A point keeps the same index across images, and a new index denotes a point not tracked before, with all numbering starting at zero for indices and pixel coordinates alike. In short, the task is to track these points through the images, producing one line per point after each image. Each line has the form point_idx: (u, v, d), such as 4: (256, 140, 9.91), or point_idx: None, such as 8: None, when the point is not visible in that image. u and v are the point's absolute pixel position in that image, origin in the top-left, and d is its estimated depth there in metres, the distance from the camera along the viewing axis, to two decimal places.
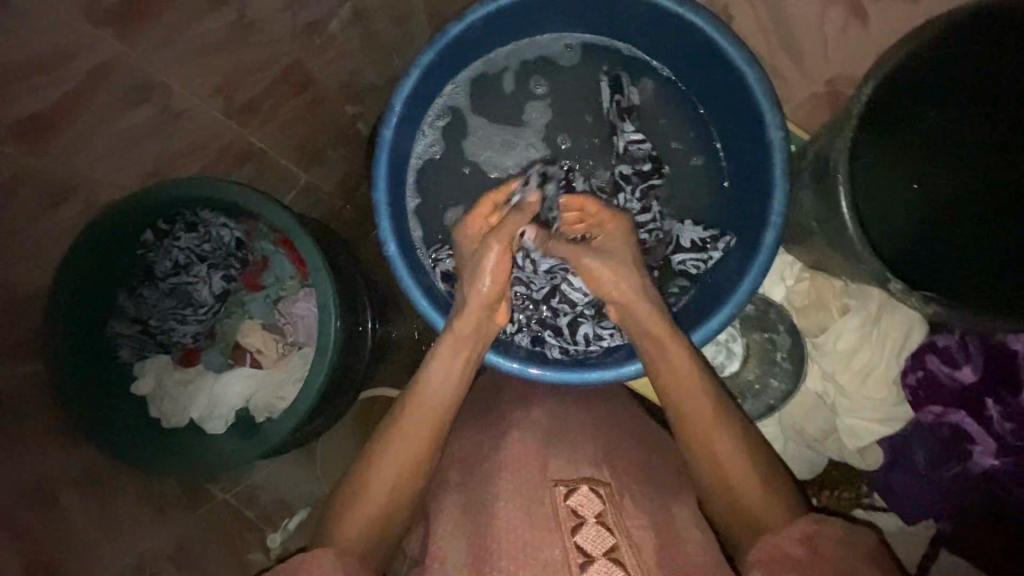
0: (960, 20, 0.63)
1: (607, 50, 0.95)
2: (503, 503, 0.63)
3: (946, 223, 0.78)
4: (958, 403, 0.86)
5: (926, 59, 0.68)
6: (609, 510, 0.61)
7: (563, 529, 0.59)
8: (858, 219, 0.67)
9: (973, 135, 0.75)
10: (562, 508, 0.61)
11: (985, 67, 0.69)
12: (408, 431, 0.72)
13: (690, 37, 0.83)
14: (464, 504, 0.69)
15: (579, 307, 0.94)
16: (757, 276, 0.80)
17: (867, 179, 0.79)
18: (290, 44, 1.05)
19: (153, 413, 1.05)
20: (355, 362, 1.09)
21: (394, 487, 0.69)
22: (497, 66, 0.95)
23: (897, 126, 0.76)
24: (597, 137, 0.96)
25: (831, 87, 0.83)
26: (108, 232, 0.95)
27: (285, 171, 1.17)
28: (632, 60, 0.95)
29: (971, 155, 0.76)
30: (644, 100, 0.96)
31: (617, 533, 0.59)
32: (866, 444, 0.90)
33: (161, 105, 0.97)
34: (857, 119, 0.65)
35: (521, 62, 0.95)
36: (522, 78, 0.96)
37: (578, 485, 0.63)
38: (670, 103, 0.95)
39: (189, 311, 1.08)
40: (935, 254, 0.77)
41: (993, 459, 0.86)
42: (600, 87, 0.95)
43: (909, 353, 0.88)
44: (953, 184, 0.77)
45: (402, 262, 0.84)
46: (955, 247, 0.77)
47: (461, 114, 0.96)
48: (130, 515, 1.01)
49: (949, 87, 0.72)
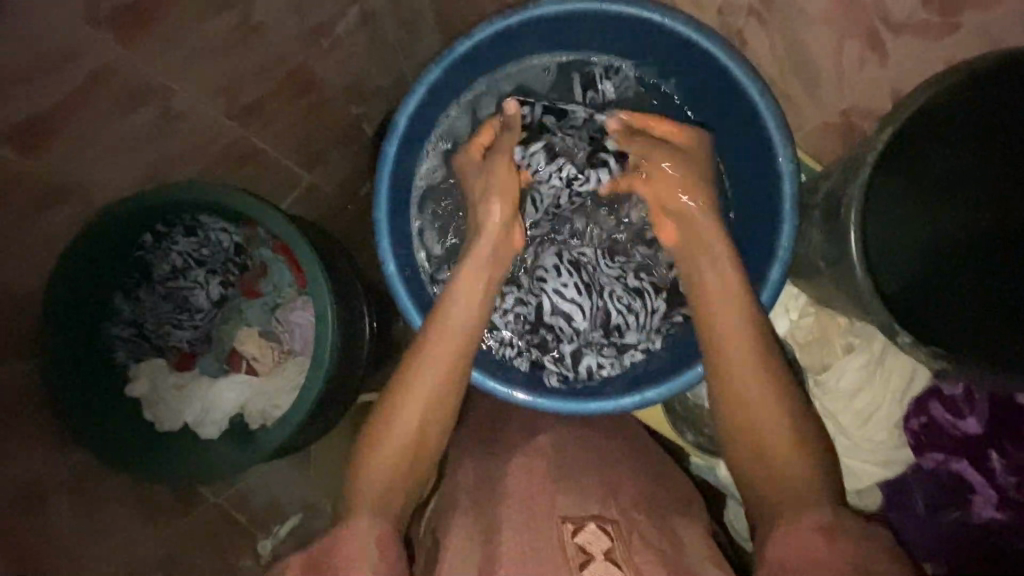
0: (987, 65, 0.61)
1: (608, 66, 0.92)
2: (510, 527, 0.63)
3: (957, 265, 0.76)
4: (962, 451, 0.84)
5: (951, 102, 0.66)
6: (618, 547, 0.59)
7: (572, 565, 0.57)
8: (865, 268, 0.65)
9: (983, 180, 0.73)
10: (570, 544, 0.59)
11: (995, 109, 0.67)
12: (414, 386, 0.73)
13: (696, 59, 0.82)
14: (473, 533, 0.67)
15: (584, 336, 0.91)
16: (759, 311, 0.79)
17: (873, 220, 0.78)
18: (295, 48, 1.04)
19: (146, 417, 1.04)
20: (351, 377, 1.07)
21: (398, 446, 0.71)
22: (497, 80, 0.92)
23: (902, 169, 0.74)
24: None
25: (846, 118, 0.82)
26: (105, 235, 0.94)
27: (283, 168, 1.15)
28: (626, 74, 0.93)
29: (980, 202, 0.74)
30: (640, 112, 0.93)
31: (626, 569, 0.56)
32: (863, 484, 0.92)
33: (160, 107, 0.94)
34: (872, 164, 0.65)
35: (520, 77, 0.92)
36: (522, 93, 0.93)
37: (585, 521, 0.61)
38: (678, 125, 0.93)
39: (186, 316, 1.06)
40: (940, 298, 0.76)
41: (995, 511, 0.84)
42: (573, 84, 0.93)
43: (912, 398, 0.87)
44: (961, 229, 0.75)
45: (401, 282, 0.83)
46: (967, 290, 0.75)
47: (466, 129, 0.93)
48: (122, 519, 1.00)
49: (958, 134, 0.70)
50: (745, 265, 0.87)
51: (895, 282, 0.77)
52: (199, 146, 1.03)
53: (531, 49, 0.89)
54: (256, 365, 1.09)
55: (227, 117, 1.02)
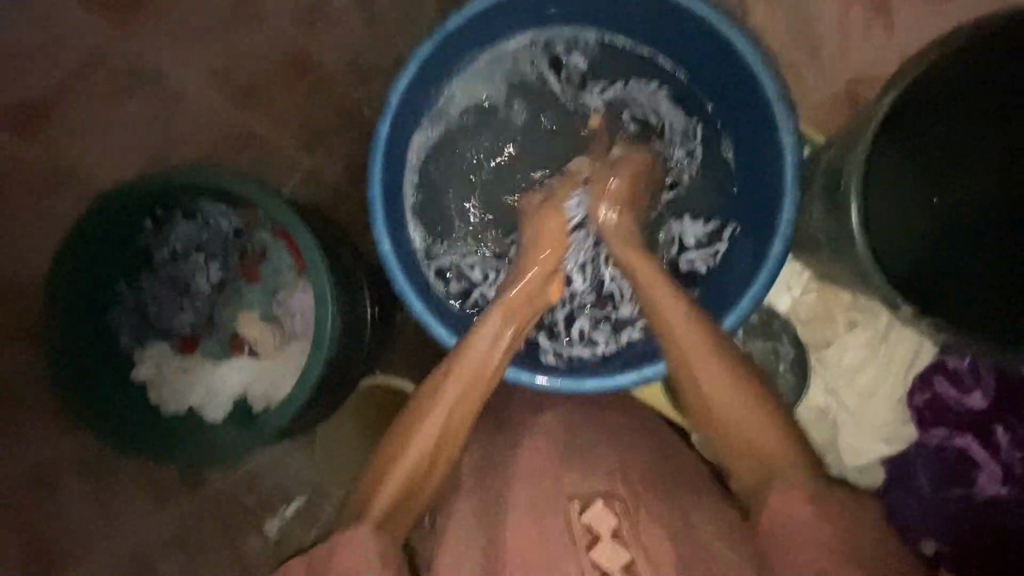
0: (994, 27, 0.61)
1: (583, 38, 0.91)
2: (517, 510, 0.63)
3: (972, 234, 0.74)
4: (966, 427, 0.87)
5: (966, 61, 0.65)
6: (625, 526, 0.58)
7: (579, 547, 0.57)
8: (866, 238, 0.65)
9: (996, 139, 0.72)
10: (577, 524, 0.58)
11: (1003, 70, 0.67)
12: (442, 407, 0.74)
13: (688, 25, 0.81)
14: (479, 510, 0.67)
15: (576, 305, 0.91)
16: (761, 286, 0.77)
17: (884, 186, 0.75)
18: (288, 31, 1.02)
19: (152, 400, 1.03)
20: (353, 358, 1.05)
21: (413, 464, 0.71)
22: (475, 61, 0.90)
23: (909, 135, 0.72)
24: (586, 124, 0.91)
25: (852, 87, 0.82)
26: (101, 222, 0.94)
27: (280, 155, 1.04)
28: (616, 45, 0.91)
29: (997, 166, 0.73)
30: (622, 77, 0.91)
31: (634, 549, 0.56)
32: (866, 463, 0.89)
33: (161, 91, 0.98)
34: (874, 131, 0.63)
35: (509, 49, 0.90)
36: (511, 67, 0.91)
37: (593, 499, 0.60)
38: (665, 91, 0.90)
39: (186, 300, 1.07)
40: (955, 265, 0.75)
41: (999, 487, 0.86)
42: (558, 56, 0.91)
43: (917, 373, 0.88)
44: (979, 195, 0.74)
45: (396, 261, 0.82)
46: (985, 253, 0.74)
47: (451, 113, 0.92)
48: (133, 501, 1.03)
49: (972, 96, 0.70)
50: (745, 235, 0.86)
51: (903, 252, 0.75)
52: (196, 131, 1.00)
53: (506, 29, 0.88)
54: (258, 350, 1.07)
55: (223, 100, 1.01)
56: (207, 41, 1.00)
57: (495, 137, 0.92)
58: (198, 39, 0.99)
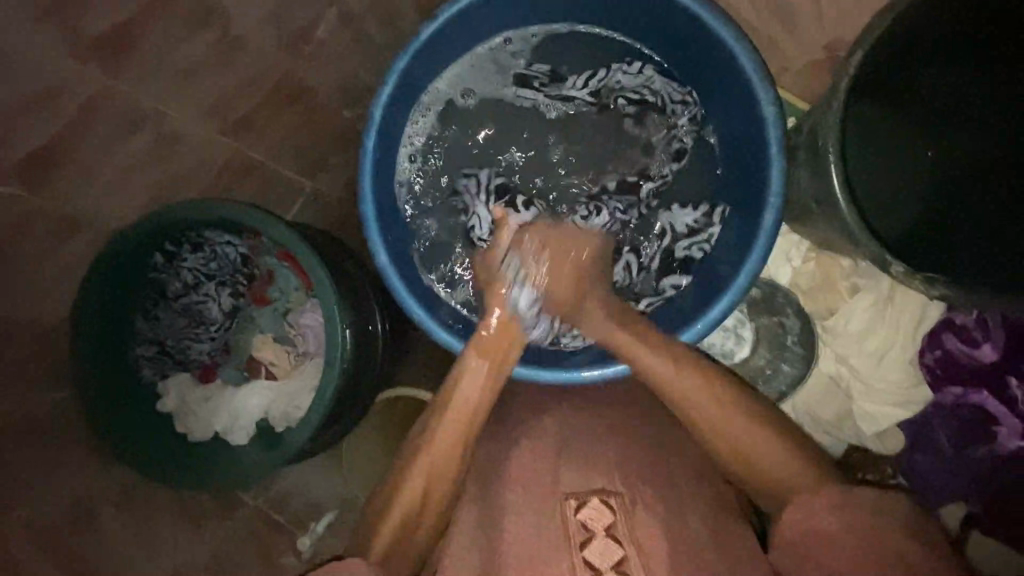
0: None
1: (561, 33, 0.93)
2: (514, 517, 0.63)
3: (955, 198, 0.80)
4: (979, 382, 0.87)
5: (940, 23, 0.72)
6: (620, 523, 0.59)
7: (571, 544, 0.58)
8: (850, 201, 0.69)
9: (963, 112, 0.80)
10: (572, 522, 0.60)
11: (971, 41, 0.75)
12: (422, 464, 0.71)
13: (666, 13, 0.82)
14: (477, 513, 0.68)
15: None
16: (757, 261, 0.76)
17: (855, 149, 0.82)
18: (275, 57, 1.04)
19: (180, 429, 1.06)
20: (368, 373, 1.06)
21: (403, 513, 0.69)
22: (456, 64, 0.91)
23: (890, 96, 0.80)
24: (574, 116, 0.92)
25: (830, 52, 0.88)
26: (113, 268, 0.97)
27: (286, 180, 1.09)
28: (594, 39, 0.92)
29: (974, 132, 0.80)
30: (603, 64, 0.92)
31: (627, 546, 0.58)
32: (884, 429, 0.90)
33: (156, 130, 1.01)
34: (843, 95, 0.68)
35: (486, 53, 0.92)
36: (492, 68, 0.93)
37: (588, 497, 0.62)
38: (652, 70, 0.91)
39: (202, 329, 1.10)
40: (940, 245, 0.79)
41: (1021, 441, 0.86)
42: (536, 53, 0.93)
43: (925, 334, 0.89)
44: (962, 157, 0.81)
45: (394, 272, 0.84)
46: (970, 217, 0.79)
47: (440, 116, 0.93)
48: (168, 529, 1.03)
49: (953, 58, 0.76)
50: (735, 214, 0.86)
51: (887, 222, 0.82)
52: (197, 165, 1.04)
53: (480, 32, 0.90)
54: (275, 370, 1.11)
55: (220, 133, 1.04)
56: (203, 79, 1.01)
57: (487, 138, 0.93)
58: (203, 71, 1.01)
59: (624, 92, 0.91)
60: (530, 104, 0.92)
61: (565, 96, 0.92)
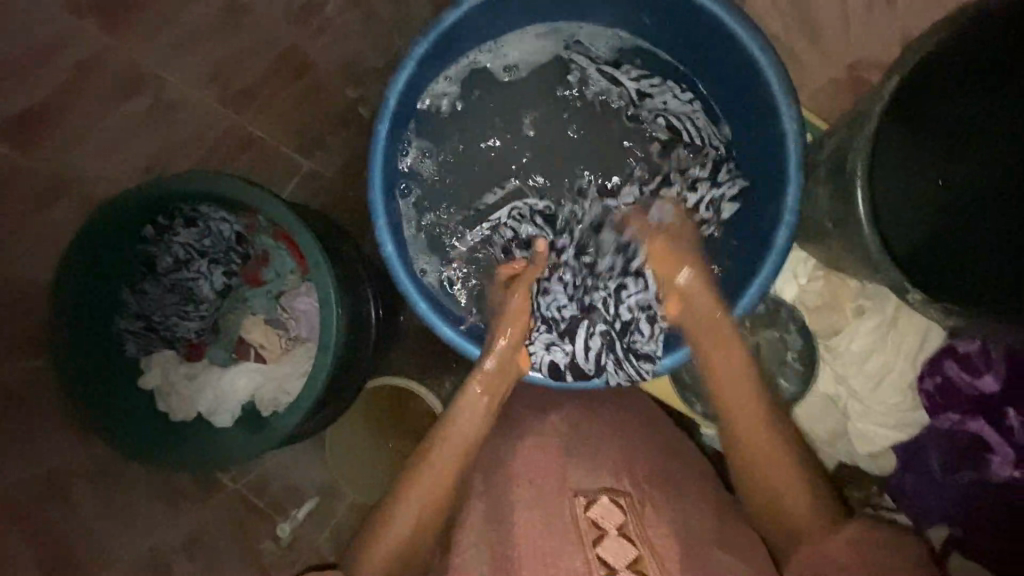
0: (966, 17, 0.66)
1: (621, 38, 0.92)
2: (523, 513, 0.63)
3: (974, 211, 0.80)
4: (977, 410, 0.89)
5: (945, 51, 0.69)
6: (630, 521, 0.58)
7: (584, 541, 0.57)
8: (873, 225, 0.70)
9: (986, 120, 0.77)
10: (582, 519, 0.59)
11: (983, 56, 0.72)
12: (423, 486, 0.70)
13: (702, 29, 0.82)
14: (484, 512, 0.67)
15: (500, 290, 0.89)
16: (765, 276, 0.77)
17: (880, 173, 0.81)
18: (283, 30, 1.01)
19: (161, 407, 1.03)
20: (360, 359, 1.04)
21: (411, 529, 0.67)
22: (496, 51, 0.91)
23: (909, 116, 0.77)
24: (603, 119, 0.91)
25: (852, 71, 0.90)
26: (100, 237, 0.93)
27: (283, 158, 1.05)
28: (646, 48, 0.92)
29: (997, 145, 0.77)
30: (661, 73, 0.91)
31: (640, 545, 0.56)
32: (878, 448, 0.93)
33: (155, 95, 0.98)
34: (876, 120, 0.68)
35: (535, 52, 0.92)
36: (536, 64, 0.93)
37: (598, 495, 0.61)
38: (699, 106, 0.89)
39: (191, 308, 1.06)
40: (952, 265, 0.80)
41: (1014, 470, 0.88)
42: (588, 47, 0.92)
43: (925, 359, 0.91)
44: (974, 166, 0.79)
45: (399, 262, 0.82)
46: (985, 231, 0.79)
47: (466, 95, 0.92)
48: (148, 511, 0.99)
49: (968, 67, 0.73)
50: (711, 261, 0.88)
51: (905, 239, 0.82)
52: (195, 135, 1.01)
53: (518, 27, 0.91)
54: (265, 353, 1.08)
55: (220, 104, 1.01)
56: (205, 49, 0.99)
57: (516, 140, 0.92)
58: (204, 41, 0.99)
59: (669, 111, 0.88)
60: (567, 100, 0.91)
61: (608, 102, 0.90)
